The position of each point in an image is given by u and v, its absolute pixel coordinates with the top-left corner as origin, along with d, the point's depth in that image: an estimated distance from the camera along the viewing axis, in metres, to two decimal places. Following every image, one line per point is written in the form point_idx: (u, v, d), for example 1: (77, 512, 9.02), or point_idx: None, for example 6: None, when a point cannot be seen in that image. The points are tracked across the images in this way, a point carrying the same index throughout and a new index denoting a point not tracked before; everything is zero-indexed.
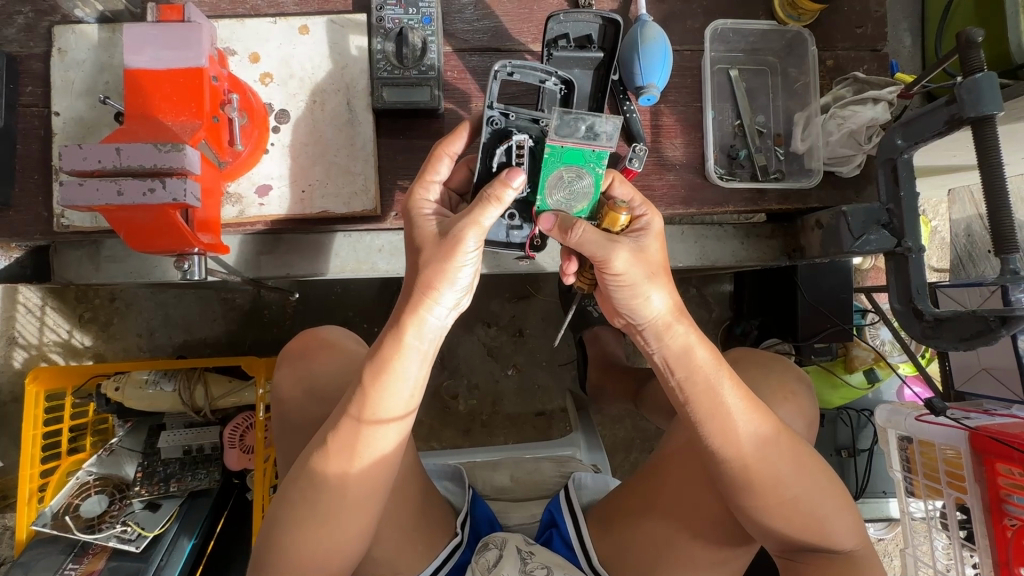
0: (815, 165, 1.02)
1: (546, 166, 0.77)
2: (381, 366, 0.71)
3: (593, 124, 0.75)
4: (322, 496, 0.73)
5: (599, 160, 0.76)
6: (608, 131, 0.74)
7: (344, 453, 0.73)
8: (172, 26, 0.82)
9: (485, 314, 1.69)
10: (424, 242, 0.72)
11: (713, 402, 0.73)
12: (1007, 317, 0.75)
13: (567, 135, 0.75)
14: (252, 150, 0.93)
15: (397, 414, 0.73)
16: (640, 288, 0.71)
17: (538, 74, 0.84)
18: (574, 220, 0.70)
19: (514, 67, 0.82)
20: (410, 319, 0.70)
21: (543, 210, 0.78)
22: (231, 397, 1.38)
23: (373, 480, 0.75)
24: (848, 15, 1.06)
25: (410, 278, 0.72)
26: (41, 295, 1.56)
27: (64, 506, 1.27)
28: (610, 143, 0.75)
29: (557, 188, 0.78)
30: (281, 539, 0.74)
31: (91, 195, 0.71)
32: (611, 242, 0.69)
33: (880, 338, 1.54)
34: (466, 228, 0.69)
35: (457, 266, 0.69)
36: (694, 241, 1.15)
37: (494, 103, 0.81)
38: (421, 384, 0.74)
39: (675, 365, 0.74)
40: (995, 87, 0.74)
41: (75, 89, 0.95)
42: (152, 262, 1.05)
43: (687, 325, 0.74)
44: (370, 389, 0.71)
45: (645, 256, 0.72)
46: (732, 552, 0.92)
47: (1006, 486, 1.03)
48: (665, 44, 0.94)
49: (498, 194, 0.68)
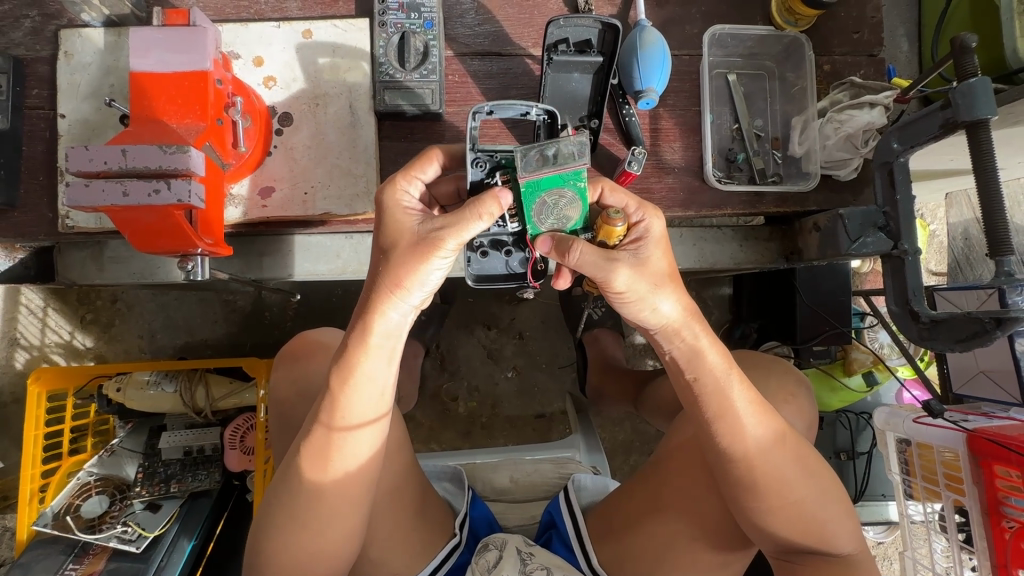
0: (813, 168, 1.04)
1: (526, 199, 0.75)
2: (349, 367, 0.71)
3: (559, 148, 0.72)
4: (309, 498, 0.74)
5: (577, 177, 0.74)
6: (576, 150, 0.72)
7: (317, 460, 0.73)
8: (178, 30, 0.83)
9: (484, 316, 1.69)
10: (396, 236, 0.70)
11: (722, 402, 0.74)
12: (1002, 319, 0.76)
13: (536, 167, 0.73)
14: (256, 151, 0.94)
15: (368, 418, 0.74)
16: (646, 300, 0.71)
17: (518, 108, 0.78)
18: (571, 241, 0.69)
19: (492, 107, 0.78)
20: (376, 319, 0.70)
21: (537, 236, 0.78)
22: (231, 399, 1.39)
23: (351, 485, 0.75)
24: (845, 21, 1.08)
25: (375, 274, 0.71)
26: (43, 297, 1.56)
27: (65, 507, 1.27)
28: (582, 161, 0.72)
29: (545, 215, 0.76)
30: (269, 540, 0.76)
31: (98, 196, 0.72)
32: (611, 262, 0.68)
33: (878, 341, 1.55)
34: (447, 235, 0.67)
35: (428, 269, 0.68)
36: (692, 244, 1.16)
37: (476, 146, 0.78)
38: (390, 385, 0.75)
39: (685, 365, 0.75)
40: (988, 92, 0.75)
41: (81, 92, 0.96)
42: (156, 263, 1.06)
43: (699, 328, 0.74)
44: (338, 395, 0.72)
45: (647, 267, 0.71)
46: (731, 555, 0.93)
47: (1004, 488, 1.04)
48: (663, 49, 0.94)
49: (488, 210, 0.66)
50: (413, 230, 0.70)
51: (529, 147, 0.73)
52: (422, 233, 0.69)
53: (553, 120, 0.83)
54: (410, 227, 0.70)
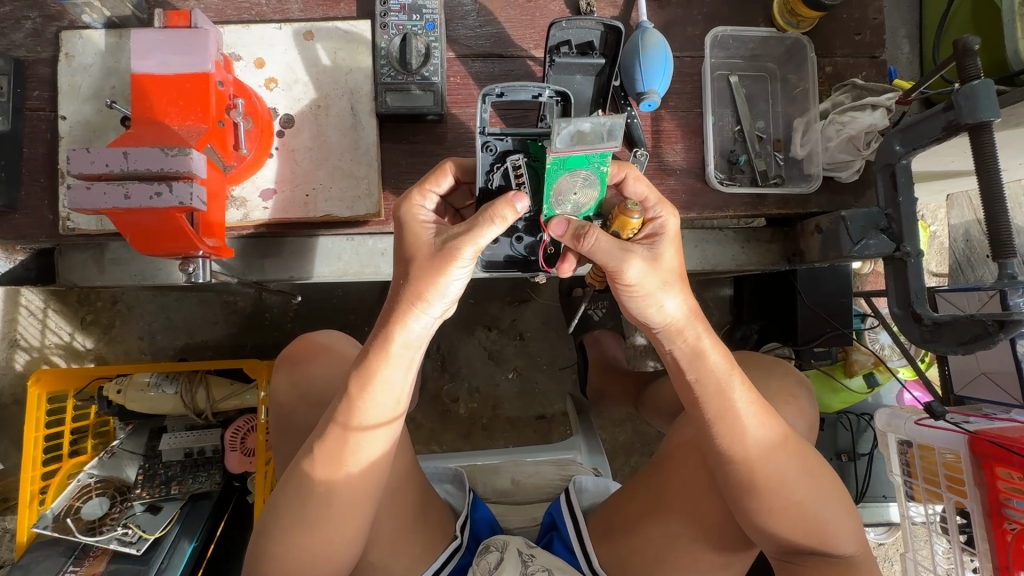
0: (815, 170, 1.03)
1: (549, 177, 0.74)
2: (368, 373, 0.71)
3: (593, 126, 0.68)
4: (313, 501, 0.74)
5: (603, 160, 0.72)
6: (610, 132, 0.68)
7: (331, 462, 0.73)
8: (180, 31, 0.83)
9: (485, 317, 1.69)
10: (416, 249, 0.71)
11: (722, 404, 0.74)
12: (1005, 321, 0.76)
13: (568, 145, 0.69)
14: (257, 153, 0.94)
15: (384, 421, 0.74)
16: (654, 296, 0.71)
17: (527, 90, 0.80)
18: (587, 227, 0.70)
19: (503, 89, 0.80)
20: (397, 330, 0.70)
21: (551, 217, 0.78)
22: (232, 400, 1.39)
23: (363, 487, 0.75)
24: (847, 23, 1.08)
25: (397, 286, 0.71)
26: (43, 298, 1.56)
27: (66, 508, 1.28)
28: (615, 143, 0.69)
29: (563, 192, 0.76)
30: (274, 541, 0.75)
31: (98, 199, 0.71)
32: (625, 252, 0.69)
33: (879, 341, 1.55)
34: (465, 244, 0.67)
35: (450, 279, 0.68)
36: (694, 246, 1.16)
37: (487, 129, 0.80)
38: (406, 391, 0.75)
39: (687, 366, 0.75)
40: (991, 94, 0.75)
41: (82, 93, 0.96)
42: (157, 265, 1.05)
43: (701, 328, 0.74)
44: (356, 398, 0.72)
45: (659, 263, 0.71)
46: (733, 556, 0.93)
47: (1005, 490, 1.04)
48: (665, 52, 0.94)
49: (502, 215, 0.66)
50: (434, 242, 0.70)
51: (564, 123, 0.68)
52: (443, 244, 0.69)
53: (565, 103, 0.82)
54: (430, 240, 0.71)
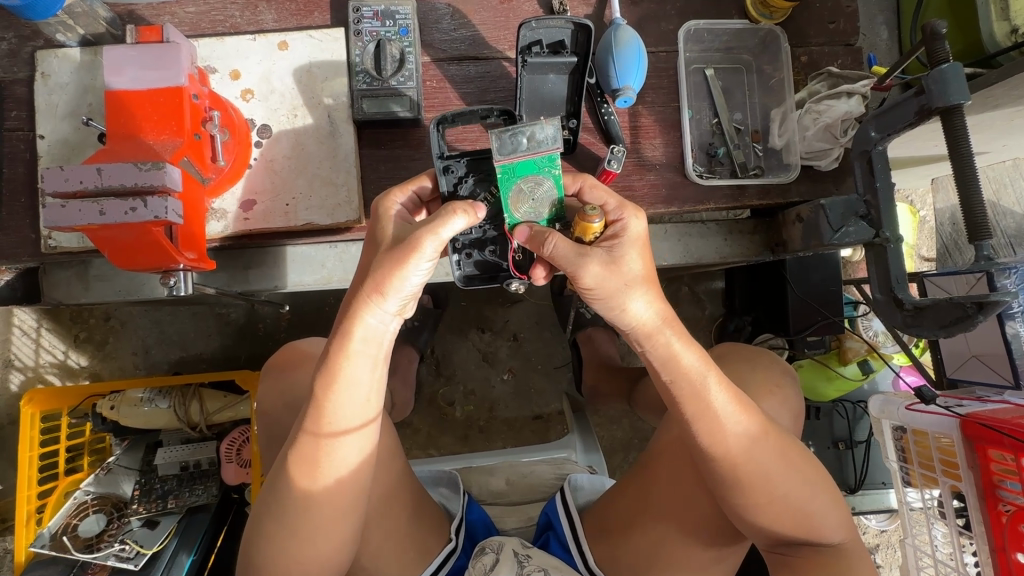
0: (793, 160, 1.04)
1: (503, 185, 0.76)
2: (331, 371, 0.71)
3: (534, 132, 0.73)
4: (295, 510, 0.74)
5: (551, 164, 0.75)
6: (548, 135, 0.73)
7: (306, 468, 0.73)
8: (152, 47, 0.83)
9: (478, 320, 1.69)
10: (382, 243, 0.71)
11: (699, 406, 0.73)
12: (983, 302, 0.75)
13: (510, 152, 0.73)
14: (235, 165, 0.94)
15: (353, 425, 0.74)
16: (619, 299, 0.70)
17: (477, 114, 0.88)
18: (547, 233, 0.70)
19: (452, 116, 0.88)
20: (355, 325, 0.70)
21: (515, 225, 0.78)
22: (226, 412, 1.40)
23: (342, 493, 0.75)
24: (821, 12, 1.08)
25: (359, 280, 0.72)
26: (36, 317, 1.57)
27: (62, 527, 1.27)
28: (557, 145, 0.73)
29: (522, 202, 0.77)
30: (258, 549, 0.76)
31: (74, 216, 0.71)
32: (582, 257, 0.69)
33: (873, 329, 1.49)
34: (425, 237, 0.67)
35: (409, 274, 0.68)
36: (678, 240, 1.16)
37: (443, 154, 0.86)
38: (375, 389, 0.75)
39: (659, 369, 0.74)
40: (960, 77, 0.75)
41: (58, 112, 0.96)
42: (141, 280, 1.06)
43: (674, 332, 0.73)
44: (323, 402, 0.72)
45: (620, 268, 0.70)
46: (724, 550, 0.93)
47: (999, 472, 1.04)
48: (639, 46, 0.95)
49: (463, 208, 0.68)
50: (399, 237, 0.71)
51: (503, 131, 0.72)
52: (404, 240, 0.69)
53: (511, 116, 0.90)
54: (398, 234, 0.71)
